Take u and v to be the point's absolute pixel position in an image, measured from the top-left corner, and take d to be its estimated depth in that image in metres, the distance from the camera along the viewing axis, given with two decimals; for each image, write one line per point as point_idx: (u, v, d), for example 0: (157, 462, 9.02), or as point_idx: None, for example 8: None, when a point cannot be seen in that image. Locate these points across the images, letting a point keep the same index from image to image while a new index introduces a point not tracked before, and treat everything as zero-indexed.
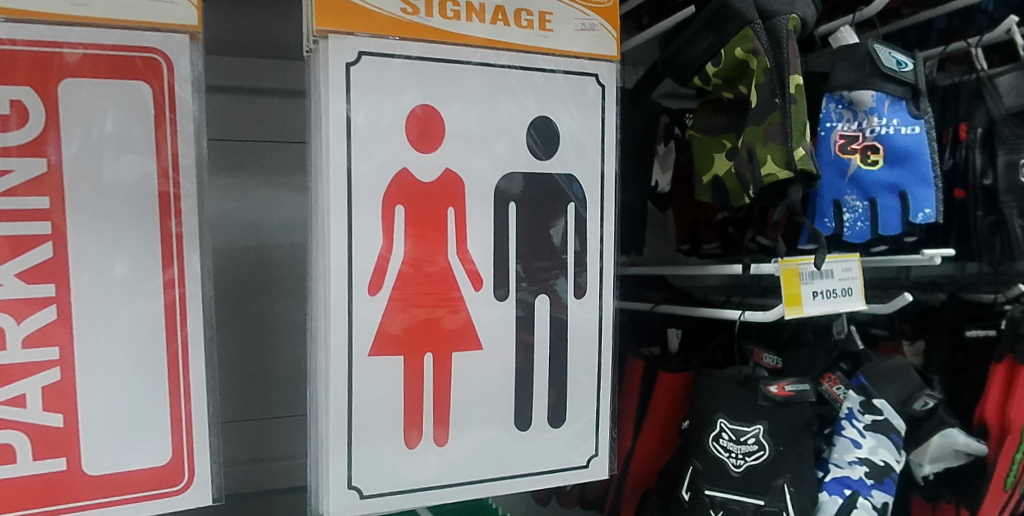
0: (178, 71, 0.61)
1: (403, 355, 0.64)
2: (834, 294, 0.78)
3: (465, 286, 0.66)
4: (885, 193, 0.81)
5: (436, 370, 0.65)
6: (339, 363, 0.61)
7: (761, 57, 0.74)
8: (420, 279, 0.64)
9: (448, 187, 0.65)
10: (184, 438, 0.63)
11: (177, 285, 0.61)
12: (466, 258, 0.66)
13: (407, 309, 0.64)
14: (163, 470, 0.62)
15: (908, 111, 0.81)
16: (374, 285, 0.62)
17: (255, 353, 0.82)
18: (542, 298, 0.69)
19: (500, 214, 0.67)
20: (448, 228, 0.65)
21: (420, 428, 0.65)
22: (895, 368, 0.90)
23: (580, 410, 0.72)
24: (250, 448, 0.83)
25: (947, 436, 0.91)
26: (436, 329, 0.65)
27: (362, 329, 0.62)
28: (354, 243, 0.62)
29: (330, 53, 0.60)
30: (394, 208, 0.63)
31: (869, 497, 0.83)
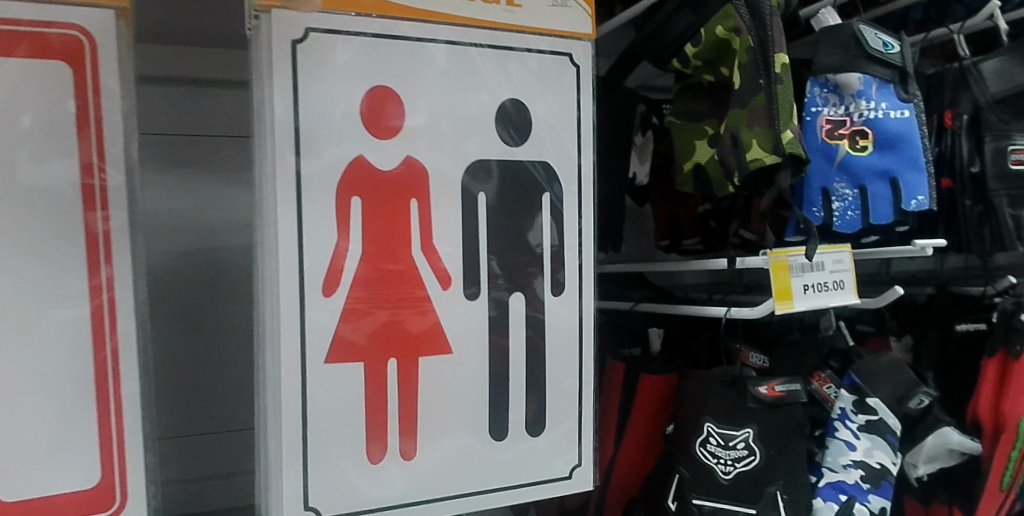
0: (104, 49, 0.54)
1: (364, 361, 0.58)
2: (825, 287, 0.74)
3: (432, 285, 0.60)
4: (875, 180, 0.76)
5: (402, 377, 0.59)
6: (292, 370, 0.55)
7: (743, 36, 0.70)
8: (381, 277, 0.58)
9: (411, 177, 0.58)
10: (115, 463, 0.55)
11: (105, 288, 0.55)
12: (433, 256, 0.60)
13: (367, 311, 0.58)
14: (93, 494, 0.55)
15: (896, 95, 0.77)
16: (328, 285, 0.56)
17: (201, 363, 0.75)
18: (517, 296, 0.63)
19: (466, 205, 0.60)
20: (411, 221, 0.59)
21: (385, 438, 0.59)
22: (890, 365, 0.85)
23: (559, 416, 0.65)
24: (193, 466, 0.75)
25: (942, 435, 0.87)
26: (400, 333, 0.59)
27: (316, 334, 0.56)
28: (306, 238, 0.55)
29: (273, 28, 0.54)
30: (350, 201, 0.57)
31: (866, 502, 0.78)
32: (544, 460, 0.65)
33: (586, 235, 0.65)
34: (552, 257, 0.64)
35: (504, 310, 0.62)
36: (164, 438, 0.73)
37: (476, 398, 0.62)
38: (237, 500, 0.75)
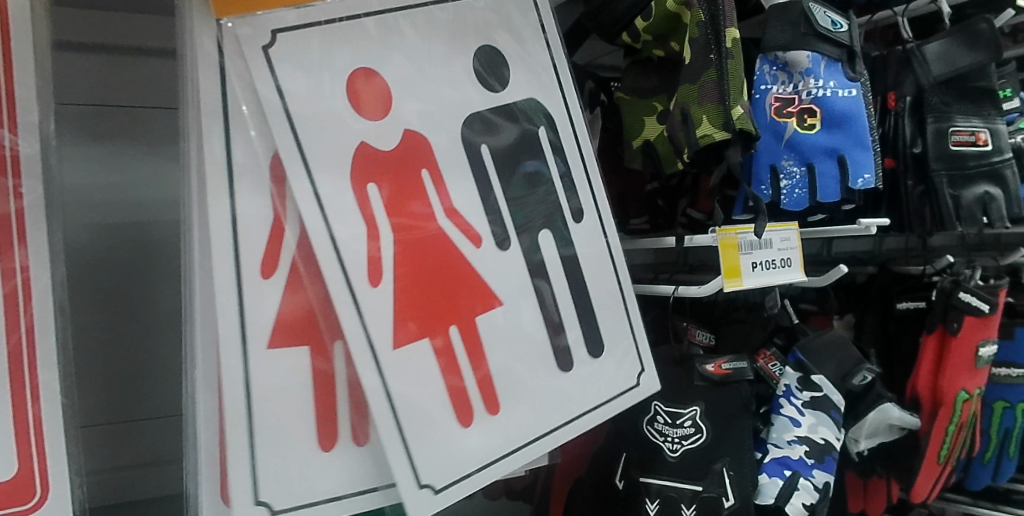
0: (14, 8, 0.50)
1: (428, 336, 0.54)
2: (773, 264, 0.74)
3: (463, 245, 0.56)
4: (823, 158, 0.77)
5: (466, 345, 0.55)
6: (365, 356, 0.50)
7: (694, 10, 0.68)
8: (417, 254, 0.54)
9: (413, 150, 0.54)
10: (33, 455, 0.51)
11: (18, 270, 0.50)
12: (455, 216, 0.56)
13: (414, 291, 0.53)
14: (8, 485, 0.50)
15: (844, 74, 0.78)
16: (372, 274, 0.52)
17: (130, 346, 0.71)
18: (546, 233, 0.61)
19: (472, 164, 0.57)
20: (429, 193, 0.55)
21: (463, 399, 0.55)
22: (834, 343, 0.87)
23: (616, 353, 0.65)
24: (113, 454, 0.70)
25: (883, 411, 0.90)
26: (457, 296, 0.55)
27: (377, 322, 0.51)
28: (334, 220, 0.51)
29: (240, 42, 0.49)
30: (367, 186, 0.52)
31: (810, 477, 0.79)
32: (571, 418, 0.60)
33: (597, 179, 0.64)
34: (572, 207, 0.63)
35: (533, 253, 0.60)
36: (87, 427, 0.69)
37: (525, 354, 0.58)
38: (162, 489, 0.72)
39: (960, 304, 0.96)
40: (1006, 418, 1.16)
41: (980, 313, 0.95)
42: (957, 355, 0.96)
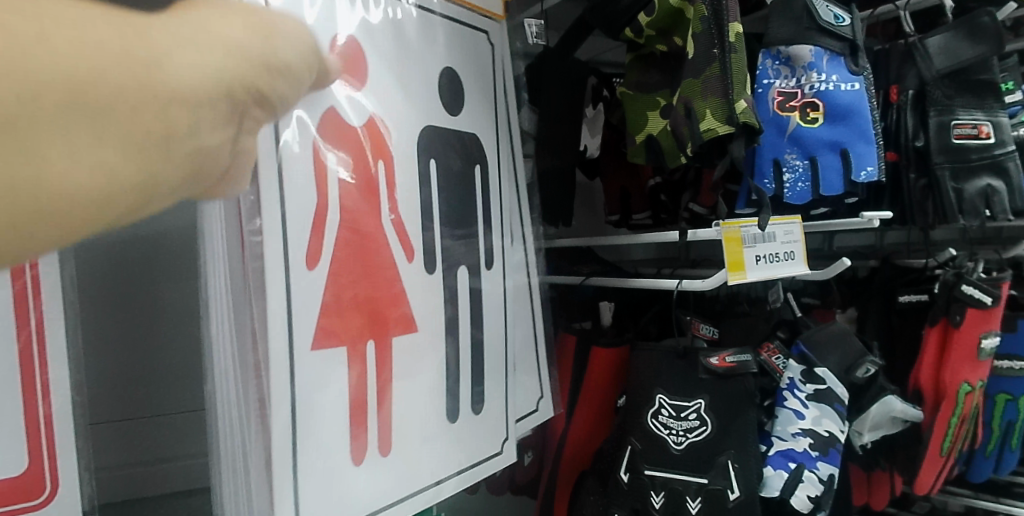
0: None
1: (346, 347, 0.47)
2: (776, 257, 0.74)
3: (397, 254, 0.51)
4: (825, 151, 0.77)
5: (379, 365, 0.49)
6: (281, 358, 0.43)
7: (697, 5, 0.69)
8: (354, 247, 0.48)
9: (376, 135, 0.50)
10: (43, 450, 0.51)
11: (26, 266, 0.50)
12: (398, 222, 0.51)
13: (345, 284, 0.47)
14: (21, 480, 0.50)
15: (846, 68, 0.78)
16: (312, 256, 0.45)
17: (144, 348, 0.65)
18: (461, 270, 0.57)
19: (419, 171, 0.53)
20: (381, 185, 0.50)
21: (364, 424, 0.48)
22: (838, 335, 0.87)
23: (489, 413, 0.60)
24: (126, 451, 0.64)
25: (885, 403, 0.90)
26: (378, 309, 0.49)
27: (301, 314, 0.44)
28: (286, 193, 0.44)
29: None
30: (326, 154, 0.46)
31: (814, 470, 0.79)
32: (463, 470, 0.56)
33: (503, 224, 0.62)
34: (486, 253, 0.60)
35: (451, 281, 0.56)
36: (97, 425, 0.63)
37: (430, 384, 0.53)
38: (179, 485, 0.67)
39: (962, 296, 0.96)
40: (1009, 411, 1.17)
41: (984, 305, 0.95)
42: (962, 346, 0.96)
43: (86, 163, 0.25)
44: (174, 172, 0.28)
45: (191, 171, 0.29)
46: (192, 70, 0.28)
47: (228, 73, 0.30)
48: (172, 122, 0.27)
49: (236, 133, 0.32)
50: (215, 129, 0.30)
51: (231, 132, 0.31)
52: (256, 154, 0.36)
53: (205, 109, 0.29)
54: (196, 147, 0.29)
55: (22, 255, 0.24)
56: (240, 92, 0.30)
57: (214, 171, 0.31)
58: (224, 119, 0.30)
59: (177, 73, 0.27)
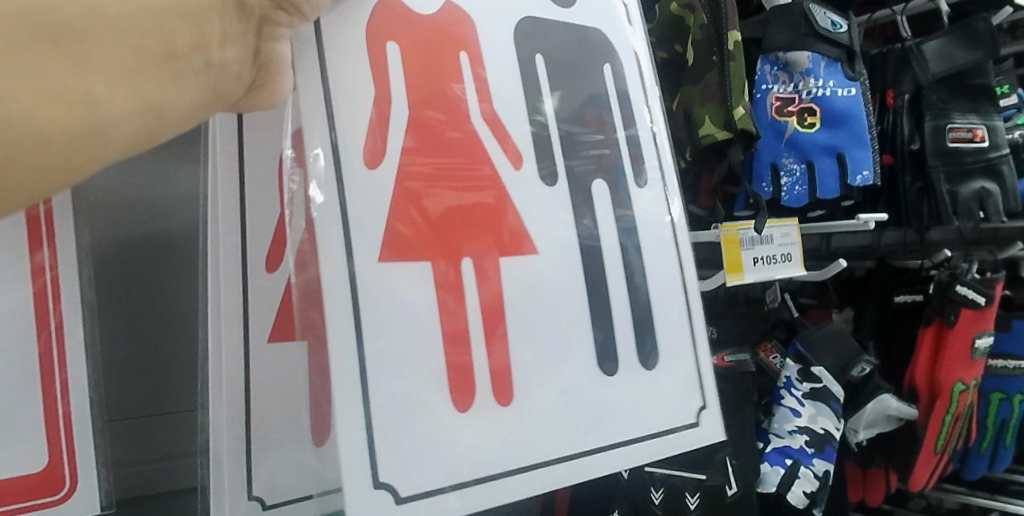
0: None
1: (429, 258, 0.40)
2: (774, 259, 0.75)
3: (501, 161, 0.44)
4: (822, 155, 0.78)
5: (480, 280, 0.42)
6: (338, 268, 0.37)
7: (698, 13, 0.71)
8: (436, 146, 0.41)
9: (453, 26, 0.43)
10: (62, 445, 0.50)
11: (47, 268, 0.49)
12: (496, 124, 0.44)
13: (426, 188, 0.41)
14: (41, 475, 0.49)
15: (843, 73, 0.80)
16: (373, 152, 0.39)
17: (158, 342, 0.63)
18: (599, 183, 0.48)
19: (521, 64, 0.46)
20: (466, 77, 0.43)
21: (469, 345, 0.41)
22: (834, 334, 0.89)
23: (674, 370, 0.50)
24: (149, 447, 0.62)
25: (881, 401, 0.92)
26: (475, 218, 0.42)
27: (366, 220, 0.38)
28: (333, 79, 0.38)
29: None
30: (385, 45, 0.40)
31: (810, 466, 0.80)
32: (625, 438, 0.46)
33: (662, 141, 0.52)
34: (632, 163, 0.50)
35: (587, 198, 0.47)
36: (116, 422, 0.61)
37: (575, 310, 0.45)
38: (179, 483, 0.63)
39: (956, 296, 0.98)
40: (1003, 409, 1.19)
41: (976, 306, 0.97)
42: (955, 346, 0.98)
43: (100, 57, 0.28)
44: (186, 72, 0.32)
45: (204, 71, 0.32)
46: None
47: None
48: (167, 21, 0.30)
49: (245, 37, 0.34)
50: (216, 28, 0.32)
51: (239, 33, 0.34)
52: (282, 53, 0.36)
53: (195, 9, 0.31)
54: (196, 43, 0.32)
55: (76, 149, 0.28)
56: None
57: (230, 75, 0.34)
58: (224, 18, 0.33)
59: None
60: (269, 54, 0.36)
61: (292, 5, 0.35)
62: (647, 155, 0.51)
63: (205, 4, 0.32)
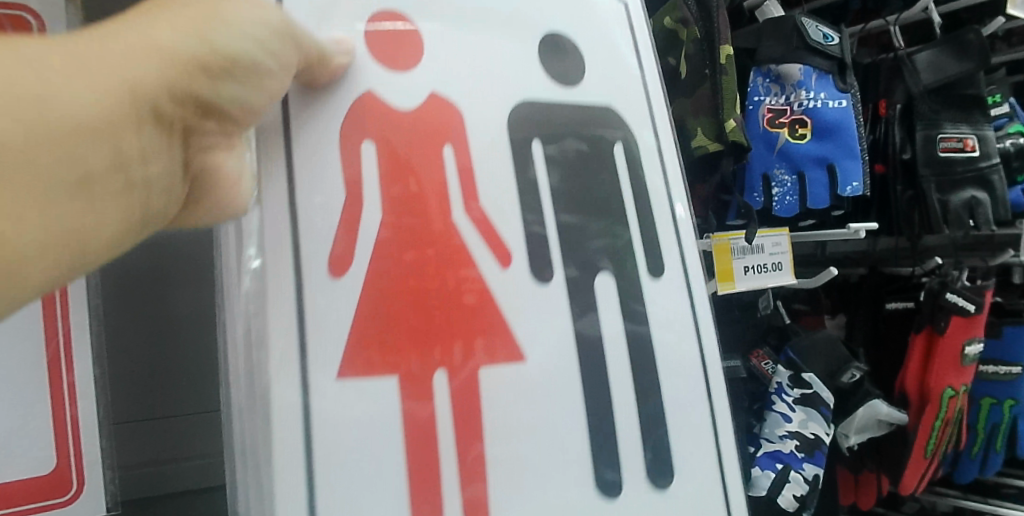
0: None
1: (398, 374, 0.37)
2: (765, 268, 0.77)
3: (486, 262, 0.41)
4: (812, 167, 0.80)
5: (456, 398, 0.39)
6: (289, 373, 0.35)
7: (691, 27, 0.72)
8: (412, 254, 0.39)
9: (437, 117, 0.42)
10: (71, 456, 0.49)
11: None
12: (481, 219, 0.42)
13: (394, 299, 0.38)
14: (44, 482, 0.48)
15: (834, 85, 0.81)
16: (340, 262, 0.37)
17: (166, 346, 0.64)
18: (603, 276, 0.46)
19: (515, 155, 0.44)
20: (449, 172, 0.41)
21: (441, 457, 0.38)
22: (825, 341, 0.91)
23: (695, 431, 0.47)
24: (153, 448, 0.63)
25: (871, 406, 0.94)
26: (453, 331, 0.40)
27: (323, 337, 0.36)
28: (302, 185, 0.37)
29: None
30: (360, 144, 0.39)
31: (800, 470, 0.82)
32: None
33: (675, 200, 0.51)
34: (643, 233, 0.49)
35: (587, 294, 0.45)
36: (120, 425, 0.62)
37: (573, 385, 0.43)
38: (190, 484, 0.65)
39: (946, 304, 0.99)
40: (993, 414, 1.22)
41: (966, 313, 0.99)
42: (946, 352, 1.00)
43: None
44: (102, 202, 0.25)
45: (125, 196, 0.26)
46: (85, 89, 0.24)
47: (131, 83, 0.25)
48: (72, 149, 0.23)
49: (170, 152, 0.28)
50: (135, 144, 0.26)
51: (161, 150, 0.27)
52: (215, 161, 0.31)
53: (110, 126, 0.24)
54: (115, 167, 0.25)
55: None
56: (152, 101, 0.26)
57: (159, 195, 0.28)
58: (144, 132, 0.26)
59: (61, 99, 0.23)
60: (197, 164, 0.30)
61: (224, 111, 0.30)
62: (660, 223, 0.50)
63: (122, 118, 0.25)
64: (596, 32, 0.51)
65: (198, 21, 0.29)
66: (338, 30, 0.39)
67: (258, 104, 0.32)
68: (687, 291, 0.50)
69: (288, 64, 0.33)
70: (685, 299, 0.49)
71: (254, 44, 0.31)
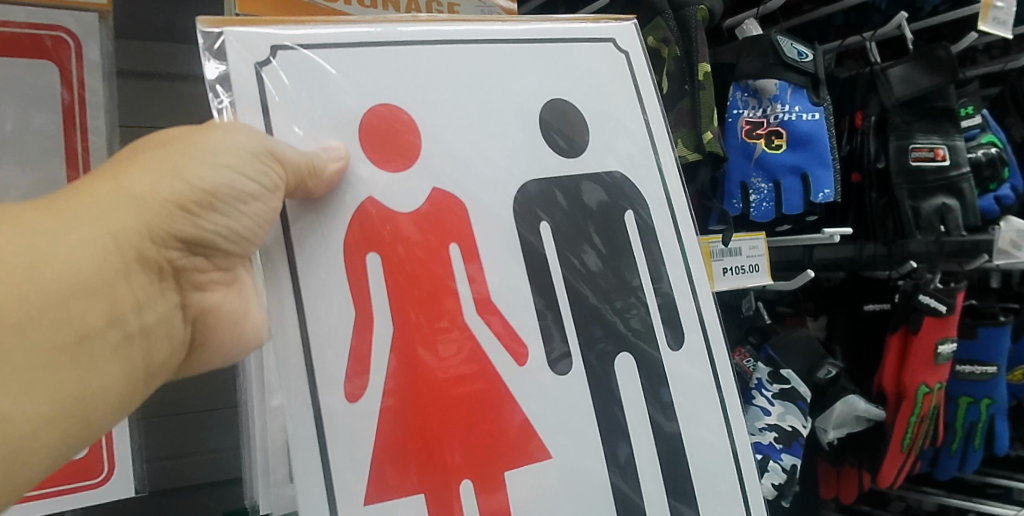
0: (88, 59, 0.57)
1: (425, 489, 0.40)
2: (742, 269, 0.82)
3: (504, 363, 0.43)
4: (787, 175, 0.86)
5: (483, 493, 0.42)
6: (309, 487, 0.38)
7: (672, 46, 0.76)
8: (423, 374, 0.41)
9: (447, 210, 0.42)
10: (102, 444, 0.58)
11: None
12: (498, 319, 0.43)
13: (411, 421, 0.40)
14: (81, 462, 0.57)
15: (808, 99, 0.87)
16: (353, 386, 0.39)
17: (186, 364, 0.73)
18: (625, 357, 0.46)
19: (523, 243, 0.44)
20: (456, 272, 0.42)
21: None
22: (801, 340, 0.96)
23: (710, 447, 0.48)
24: (173, 442, 0.73)
25: (848, 402, 0.99)
26: (475, 440, 0.42)
27: (343, 457, 0.39)
28: (308, 307, 0.39)
29: (279, 74, 0.39)
30: (366, 257, 0.40)
31: (778, 460, 0.87)
32: None
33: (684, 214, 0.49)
34: (652, 266, 0.48)
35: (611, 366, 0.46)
36: (150, 419, 0.72)
37: (585, 442, 0.44)
38: (201, 478, 0.74)
39: (920, 305, 1.04)
40: (971, 412, 1.27)
41: (938, 313, 1.03)
42: (920, 353, 1.05)
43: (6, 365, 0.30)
44: (100, 350, 0.34)
45: (126, 343, 0.35)
46: (79, 256, 0.33)
47: (120, 241, 0.34)
48: (72, 308, 0.32)
49: (166, 294, 0.37)
50: (129, 296, 0.35)
51: (154, 292, 0.36)
52: (215, 299, 0.40)
53: (98, 283, 0.33)
54: (115, 320, 0.34)
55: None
56: (138, 249, 0.35)
57: (159, 327, 0.37)
58: (136, 281, 0.35)
59: (62, 258, 0.32)
60: (198, 300, 0.39)
61: (217, 245, 0.38)
62: (670, 257, 0.48)
63: (108, 274, 0.34)
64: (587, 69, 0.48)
65: (178, 161, 0.36)
66: (329, 138, 0.40)
67: (253, 229, 0.38)
68: (695, 301, 0.49)
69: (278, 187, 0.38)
70: (697, 321, 0.49)
71: (232, 175, 0.36)
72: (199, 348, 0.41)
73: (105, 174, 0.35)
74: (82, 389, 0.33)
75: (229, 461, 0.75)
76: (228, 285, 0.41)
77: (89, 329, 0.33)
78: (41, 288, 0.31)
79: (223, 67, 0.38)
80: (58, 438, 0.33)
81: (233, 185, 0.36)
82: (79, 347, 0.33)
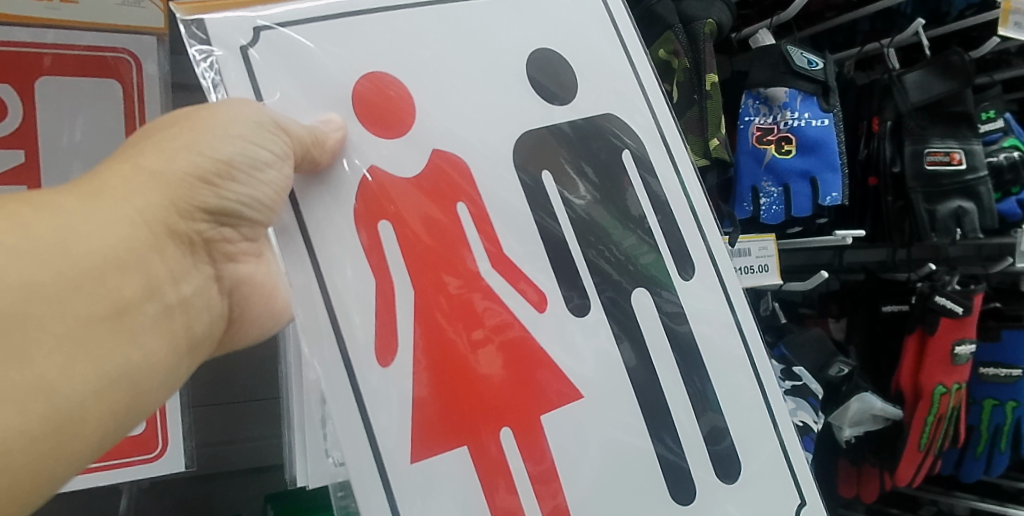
0: (146, 72, 0.64)
1: (467, 443, 0.46)
2: (753, 269, 0.86)
3: (526, 309, 0.48)
4: (796, 179, 0.90)
5: (523, 443, 0.47)
6: (360, 442, 0.43)
7: (681, 58, 0.81)
8: (441, 330, 0.46)
9: (445, 172, 0.47)
10: (156, 423, 0.65)
11: None
12: (519, 280, 0.48)
13: (441, 378, 0.46)
14: (137, 439, 0.64)
15: (818, 106, 0.90)
16: (384, 351, 0.44)
17: (229, 360, 0.80)
18: (641, 292, 0.52)
19: (540, 228, 0.50)
20: (467, 231, 0.47)
21: (516, 492, 0.47)
22: (813, 339, 1.01)
23: (745, 418, 0.53)
24: (216, 430, 0.80)
25: (863, 400, 1.01)
26: (501, 389, 0.47)
27: (388, 413, 0.44)
28: (328, 277, 0.44)
29: (258, 52, 0.44)
30: (378, 225, 0.45)
31: None
32: None
33: (699, 200, 0.54)
34: (678, 261, 0.53)
35: (637, 341, 0.51)
36: (199, 407, 0.78)
37: (628, 419, 0.50)
38: (240, 464, 0.81)
39: (934, 306, 1.06)
40: (996, 415, 1.27)
41: (953, 314, 1.04)
42: (932, 353, 1.07)
43: (60, 336, 0.36)
44: (141, 319, 0.39)
45: (166, 313, 0.41)
46: (111, 234, 0.38)
47: (147, 216, 0.39)
48: (108, 282, 0.38)
49: (198, 266, 0.43)
50: (162, 268, 0.40)
51: (187, 263, 0.42)
52: (246, 270, 0.46)
53: (130, 255, 0.39)
54: (152, 289, 0.40)
55: (61, 435, 0.36)
56: (166, 222, 0.40)
57: (194, 296, 0.43)
58: (168, 254, 0.41)
59: (94, 238, 0.37)
60: (232, 271, 0.46)
61: (240, 214, 0.43)
62: (692, 244, 0.54)
63: (139, 246, 0.39)
64: (603, 68, 0.53)
65: (191, 141, 0.41)
66: (324, 110, 0.45)
67: (272, 197, 0.43)
68: (716, 274, 0.54)
69: (284, 153, 0.42)
70: (721, 293, 0.54)
71: (243, 145, 0.41)
72: (237, 319, 0.48)
73: (127, 158, 0.41)
74: (130, 358, 0.39)
75: (267, 450, 0.82)
76: (257, 258, 0.47)
77: (127, 302, 0.38)
78: (80, 274, 0.37)
79: (209, 51, 0.43)
80: (115, 406, 0.38)
81: (239, 156, 0.41)
82: (121, 320, 0.38)
